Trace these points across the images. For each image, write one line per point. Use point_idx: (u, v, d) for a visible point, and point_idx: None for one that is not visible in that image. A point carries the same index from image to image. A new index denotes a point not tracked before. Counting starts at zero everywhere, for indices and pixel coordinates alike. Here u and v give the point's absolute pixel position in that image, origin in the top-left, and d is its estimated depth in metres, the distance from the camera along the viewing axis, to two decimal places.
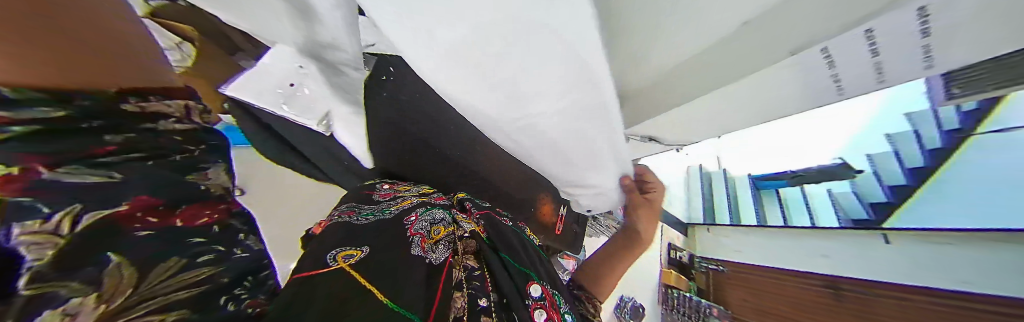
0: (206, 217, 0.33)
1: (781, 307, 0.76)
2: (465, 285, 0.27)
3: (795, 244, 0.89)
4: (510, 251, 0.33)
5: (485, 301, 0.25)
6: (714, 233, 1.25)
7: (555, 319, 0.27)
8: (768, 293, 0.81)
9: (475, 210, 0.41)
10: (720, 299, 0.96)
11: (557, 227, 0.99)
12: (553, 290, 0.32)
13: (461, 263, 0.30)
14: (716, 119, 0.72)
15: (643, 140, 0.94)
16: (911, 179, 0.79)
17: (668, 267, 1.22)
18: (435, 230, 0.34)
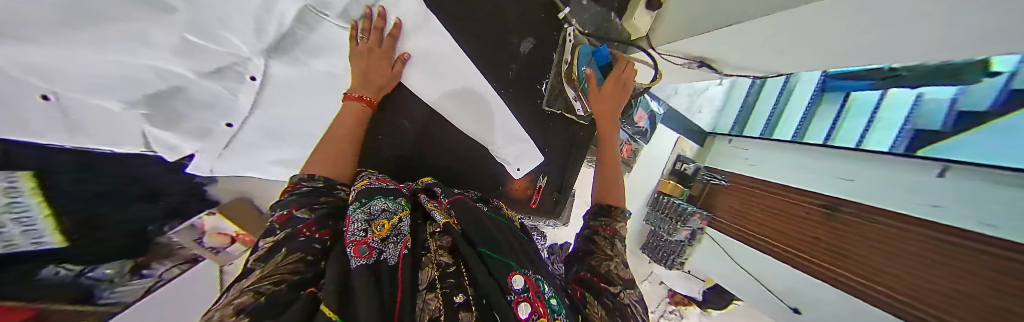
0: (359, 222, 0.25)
1: (771, 220, 0.83)
2: (438, 285, 0.25)
3: (793, 160, 0.84)
4: (488, 241, 0.30)
5: (461, 297, 0.23)
6: (735, 144, 1.07)
7: (540, 308, 0.23)
8: (763, 209, 0.87)
9: (447, 198, 0.40)
10: (707, 204, 1.08)
11: (533, 200, 0.82)
12: (537, 274, 0.29)
13: (432, 261, 0.29)
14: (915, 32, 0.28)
15: (689, 67, 0.62)
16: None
17: (667, 177, 1.19)
18: (376, 227, 0.25)
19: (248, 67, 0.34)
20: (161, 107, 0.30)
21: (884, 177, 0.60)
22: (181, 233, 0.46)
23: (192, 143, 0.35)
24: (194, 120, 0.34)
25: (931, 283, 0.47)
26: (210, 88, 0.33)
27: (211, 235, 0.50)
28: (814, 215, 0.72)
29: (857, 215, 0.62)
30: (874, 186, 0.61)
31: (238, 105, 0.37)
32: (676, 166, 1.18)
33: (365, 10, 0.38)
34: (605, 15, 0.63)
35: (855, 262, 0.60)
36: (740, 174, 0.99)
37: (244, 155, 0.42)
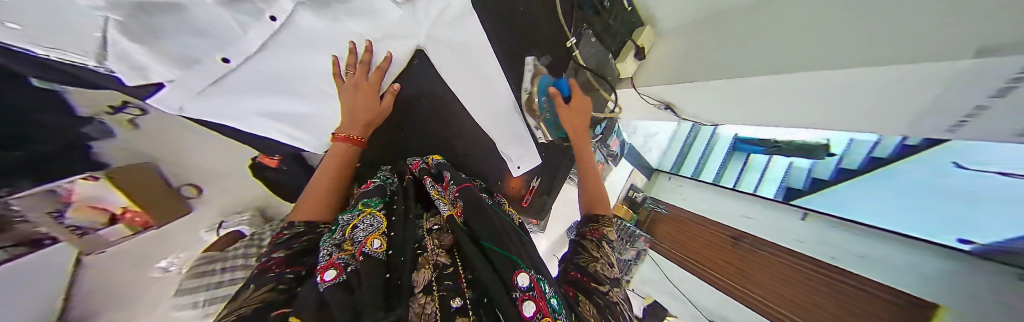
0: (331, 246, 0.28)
1: (693, 243, 0.94)
2: (437, 287, 0.28)
3: (725, 201, 0.94)
4: (493, 234, 0.33)
5: (458, 301, 0.26)
6: (674, 181, 1.23)
7: (544, 306, 0.25)
8: (685, 233, 0.99)
9: (455, 187, 0.45)
10: (650, 229, 1.16)
11: (524, 199, 0.85)
12: (538, 274, 0.30)
13: (430, 262, 0.32)
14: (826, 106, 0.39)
15: (659, 107, 0.75)
16: (867, 165, 0.67)
17: (620, 202, 1.26)
18: (357, 240, 0.29)
19: (272, 6, 0.32)
20: (143, 19, 0.25)
21: (770, 218, 0.76)
22: (24, 200, 0.30)
23: (170, 69, 0.31)
24: (174, 38, 0.28)
25: (812, 305, 0.57)
26: (218, 16, 0.29)
27: (78, 208, 0.36)
28: (722, 240, 0.85)
29: (756, 245, 0.75)
30: (767, 223, 0.76)
31: (241, 42, 0.33)
32: (630, 194, 1.29)
33: (350, 46, 0.41)
34: (604, 55, 0.70)
35: (751, 282, 0.71)
36: (679, 207, 1.09)
37: (228, 94, 0.38)
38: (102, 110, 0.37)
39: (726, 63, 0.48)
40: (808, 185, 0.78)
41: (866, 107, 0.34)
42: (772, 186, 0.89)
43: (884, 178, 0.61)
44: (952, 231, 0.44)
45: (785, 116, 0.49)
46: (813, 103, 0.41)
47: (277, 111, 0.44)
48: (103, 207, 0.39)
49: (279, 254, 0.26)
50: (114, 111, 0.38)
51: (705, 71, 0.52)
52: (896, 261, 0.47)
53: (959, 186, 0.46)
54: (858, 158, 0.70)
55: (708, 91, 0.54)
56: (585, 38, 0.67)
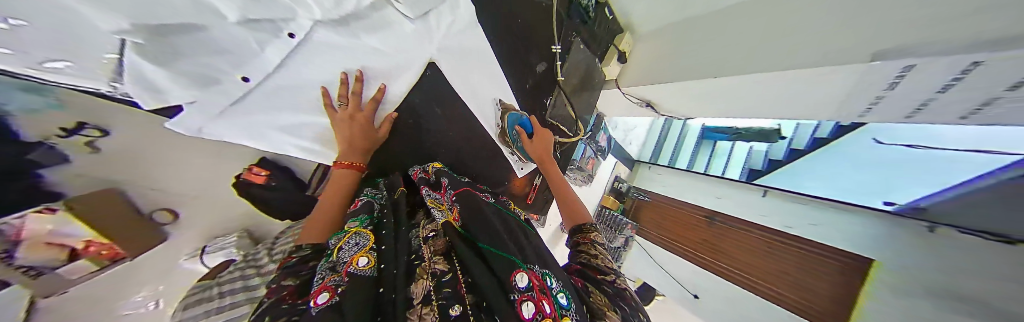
0: (330, 271, 0.25)
1: (675, 226, 0.97)
2: (435, 296, 0.24)
3: (696, 185, 0.98)
4: (492, 239, 0.31)
5: (458, 309, 0.23)
6: (653, 171, 1.27)
7: (545, 306, 0.23)
8: (667, 217, 1.02)
9: (452, 191, 0.43)
10: (636, 216, 1.18)
11: (530, 197, 0.87)
12: (543, 269, 0.28)
13: (428, 271, 0.29)
14: (782, 98, 0.45)
15: (641, 106, 0.81)
16: (812, 146, 0.79)
17: (608, 193, 1.30)
18: (354, 260, 0.26)
19: (291, 24, 0.32)
20: (160, 39, 0.24)
21: (737, 196, 0.82)
22: None
23: (188, 92, 0.29)
24: (190, 57, 0.27)
25: (785, 276, 0.62)
26: (238, 34, 0.29)
27: (31, 245, 0.32)
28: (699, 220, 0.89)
29: (727, 223, 0.81)
30: (734, 200, 0.82)
31: (259, 58, 0.32)
32: (614, 185, 1.33)
33: (341, 76, 0.41)
34: (592, 60, 0.73)
35: (730, 258, 0.76)
36: (659, 194, 1.13)
37: (248, 116, 0.37)
38: (53, 132, 0.33)
39: (696, 67, 0.54)
40: (767, 165, 0.89)
41: (811, 96, 0.40)
42: (737, 166, 0.98)
43: (827, 157, 0.71)
44: (880, 194, 0.53)
45: (747, 110, 0.56)
46: (768, 97, 0.47)
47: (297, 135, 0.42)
48: (63, 243, 0.34)
49: (284, 286, 0.22)
50: (68, 134, 0.35)
51: (683, 70, 0.57)
52: (839, 224, 0.55)
53: (887, 162, 0.57)
54: (806, 138, 0.83)
55: (693, 93, 0.58)
56: (574, 46, 0.71)
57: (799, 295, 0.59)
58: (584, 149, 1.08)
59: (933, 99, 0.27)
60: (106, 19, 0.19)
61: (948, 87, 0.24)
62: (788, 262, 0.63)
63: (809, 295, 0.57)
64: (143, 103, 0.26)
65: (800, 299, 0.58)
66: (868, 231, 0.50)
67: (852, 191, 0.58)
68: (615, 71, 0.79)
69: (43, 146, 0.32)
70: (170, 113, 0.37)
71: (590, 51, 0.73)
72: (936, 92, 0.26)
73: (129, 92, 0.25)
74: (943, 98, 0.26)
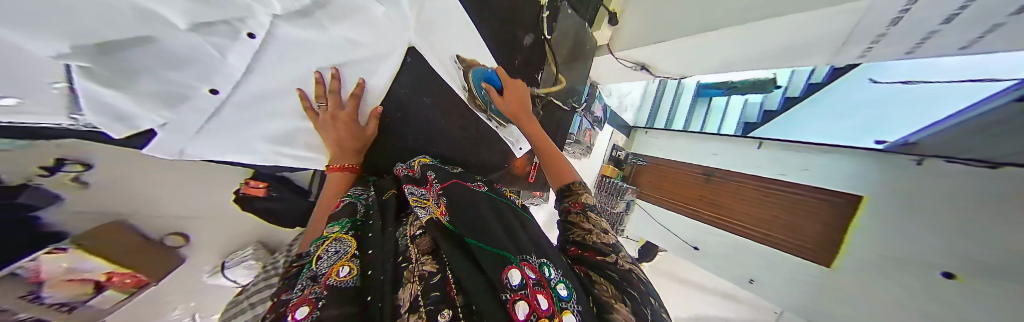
0: (307, 282, 0.23)
1: (678, 188, 0.96)
2: (423, 303, 0.20)
3: (696, 145, 0.98)
4: (477, 232, 0.27)
5: (446, 314, 0.19)
6: (651, 135, 1.26)
7: (540, 303, 0.19)
8: (668, 179, 1.02)
9: (439, 184, 0.39)
10: (636, 182, 1.19)
11: (533, 177, 0.91)
12: (541, 259, 0.25)
13: (415, 273, 0.26)
14: (783, 45, 0.43)
15: (635, 69, 0.78)
16: (806, 92, 0.78)
17: (605, 163, 1.30)
18: (332, 267, 0.24)
19: (248, 22, 0.27)
20: (109, 62, 0.21)
21: (733, 151, 0.83)
22: None
23: (157, 114, 0.28)
24: (151, 78, 0.24)
25: (787, 222, 0.62)
26: (193, 44, 0.24)
27: (53, 284, 0.33)
28: (699, 179, 0.89)
29: (723, 177, 0.82)
30: (731, 155, 0.83)
31: (222, 66, 0.29)
32: (612, 153, 1.31)
33: (314, 76, 0.38)
34: (581, 25, 0.70)
35: (737, 211, 0.75)
36: (658, 158, 1.13)
37: (227, 131, 0.36)
38: (33, 172, 0.32)
39: (698, 17, 0.50)
40: (762, 116, 0.88)
41: (808, 38, 0.39)
42: (732, 122, 0.97)
43: (825, 99, 0.70)
44: (873, 132, 0.53)
45: (741, 62, 0.55)
46: (770, 47, 0.45)
47: (278, 145, 0.43)
48: (82, 277, 0.35)
49: (281, 297, 0.22)
50: (49, 172, 0.33)
51: (676, 29, 0.54)
52: (830, 167, 0.56)
53: (879, 100, 0.57)
54: (800, 87, 0.81)
55: (683, 51, 0.58)
56: (562, 11, 0.68)
57: (790, 236, 0.61)
58: (579, 122, 1.08)
59: (937, 31, 0.27)
60: (39, 47, 0.16)
61: (952, 16, 0.23)
62: (790, 208, 0.62)
63: (810, 238, 0.57)
64: (112, 131, 0.26)
65: (800, 243, 0.58)
66: (855, 170, 0.52)
67: (845, 133, 0.59)
68: (606, 35, 0.75)
69: (33, 188, 0.32)
70: (143, 143, 0.32)
71: (578, 15, 0.69)
72: (939, 24, 0.25)
73: (93, 123, 0.25)
74: (946, 30, 0.26)
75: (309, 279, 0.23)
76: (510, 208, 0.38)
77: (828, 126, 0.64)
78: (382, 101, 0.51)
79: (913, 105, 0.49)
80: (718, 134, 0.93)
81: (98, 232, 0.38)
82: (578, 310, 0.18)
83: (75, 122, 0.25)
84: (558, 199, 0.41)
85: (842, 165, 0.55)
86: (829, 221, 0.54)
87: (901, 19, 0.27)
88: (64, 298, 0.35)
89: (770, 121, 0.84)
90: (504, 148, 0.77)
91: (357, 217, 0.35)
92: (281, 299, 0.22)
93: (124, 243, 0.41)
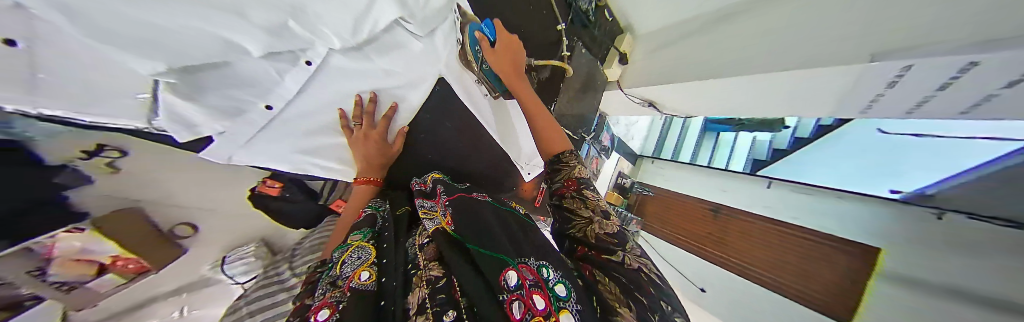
0: (326, 284, 0.25)
1: (685, 222, 0.94)
2: (429, 305, 0.22)
3: (704, 179, 0.96)
4: (479, 237, 0.28)
5: (451, 314, 0.20)
6: (656, 164, 1.25)
7: (536, 301, 0.19)
8: (674, 211, 1.00)
9: (446, 196, 0.39)
10: (641, 212, 1.15)
11: (539, 199, 0.91)
12: (539, 261, 0.24)
13: (423, 277, 0.27)
14: (787, 98, 0.45)
15: (643, 105, 0.81)
16: (815, 133, 0.78)
17: (610, 190, 1.27)
18: (354, 268, 0.26)
19: (308, 52, 0.32)
20: (190, 78, 0.25)
21: (743, 188, 0.81)
22: (6, 260, 0.28)
23: (218, 124, 0.31)
24: (219, 92, 0.28)
25: (796, 267, 0.60)
26: (260, 67, 0.30)
27: (62, 263, 0.34)
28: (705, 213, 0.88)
29: (732, 214, 0.80)
30: (741, 191, 0.81)
31: (279, 87, 0.33)
32: (618, 180, 1.28)
33: (355, 98, 0.41)
34: (593, 63, 0.75)
35: (744, 250, 0.72)
36: (666, 189, 1.09)
37: (268, 142, 0.39)
38: (74, 155, 0.34)
39: (703, 66, 0.54)
40: (772, 154, 0.88)
41: (811, 95, 0.41)
42: (741, 157, 0.96)
43: (838, 143, 0.70)
44: (889, 182, 0.52)
45: (747, 110, 0.57)
46: (778, 99, 0.47)
47: (313, 159, 0.45)
48: (91, 259, 0.37)
49: (302, 297, 0.24)
50: (89, 156, 0.35)
51: (685, 71, 0.58)
52: (845, 216, 0.55)
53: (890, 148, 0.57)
54: (810, 127, 0.81)
55: (704, 96, 0.59)
56: (576, 50, 0.72)
57: (801, 282, 0.59)
58: (587, 149, 1.09)
59: (933, 96, 0.28)
60: (140, 63, 0.20)
61: (947, 84, 0.25)
62: (801, 251, 0.60)
63: (822, 286, 0.54)
64: (179, 136, 0.29)
65: (810, 290, 0.56)
66: (870, 220, 0.50)
67: (858, 180, 0.58)
68: (616, 73, 0.80)
69: (68, 168, 0.33)
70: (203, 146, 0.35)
71: (591, 55, 0.75)
72: (934, 91, 0.27)
73: (166, 127, 0.28)
74: (942, 96, 0.27)
75: (331, 280, 0.25)
76: (514, 216, 0.37)
77: (839, 170, 0.63)
78: (410, 121, 0.54)
79: (928, 159, 0.49)
80: (725, 170, 0.92)
81: (122, 213, 0.40)
82: (578, 310, 0.18)
83: (150, 127, 0.28)
84: (551, 174, 0.40)
85: (856, 216, 0.53)
86: (842, 270, 0.52)
87: (899, 82, 0.29)
88: (58, 282, 0.35)
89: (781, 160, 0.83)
90: (512, 168, 0.78)
91: (376, 223, 0.37)
92: (300, 299, 0.24)
93: (141, 229, 0.43)
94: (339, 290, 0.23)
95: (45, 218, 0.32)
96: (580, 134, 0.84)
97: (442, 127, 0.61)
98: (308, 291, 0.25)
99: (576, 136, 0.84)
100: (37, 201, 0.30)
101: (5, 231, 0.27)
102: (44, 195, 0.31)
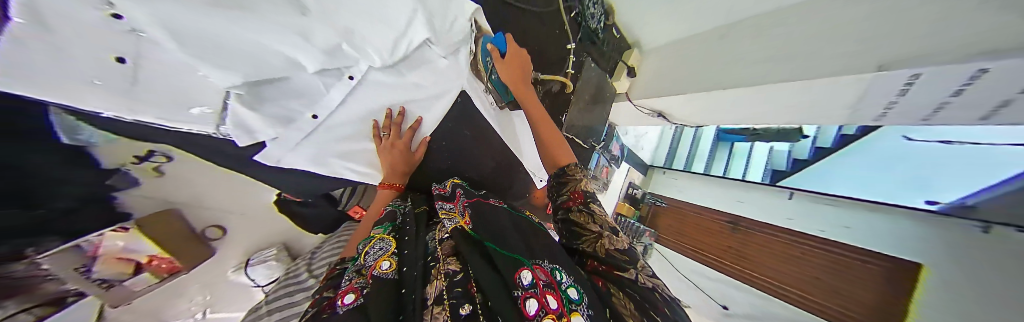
0: (350, 275, 0.26)
1: (700, 232, 0.90)
2: (447, 297, 0.22)
3: (719, 190, 0.94)
4: (495, 236, 0.28)
5: (468, 307, 0.21)
6: (668, 175, 1.23)
7: (548, 301, 0.20)
8: (689, 223, 0.96)
9: (466, 199, 0.40)
10: (653, 222, 1.12)
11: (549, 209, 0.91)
12: (552, 264, 0.24)
13: (443, 270, 0.27)
14: (798, 107, 0.45)
15: (652, 116, 0.81)
16: (838, 143, 0.76)
17: (622, 200, 1.25)
18: (376, 259, 0.27)
19: (351, 68, 0.35)
20: (255, 89, 0.28)
21: (761, 198, 0.79)
22: (54, 257, 0.30)
23: (273, 130, 0.33)
24: (275, 103, 0.31)
25: (821, 281, 0.55)
26: (310, 80, 0.33)
27: (105, 261, 0.37)
28: (721, 226, 0.84)
29: (750, 228, 0.76)
30: (759, 201, 0.79)
31: (325, 99, 0.36)
32: (629, 191, 1.28)
33: (387, 111, 0.45)
34: (603, 76, 0.78)
35: (762, 262, 0.68)
36: (679, 200, 1.07)
37: (316, 147, 0.42)
38: (128, 160, 0.36)
39: (711, 79, 0.55)
40: (791, 166, 0.84)
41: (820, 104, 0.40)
42: (759, 169, 0.92)
43: (856, 153, 0.69)
44: (923, 193, 0.49)
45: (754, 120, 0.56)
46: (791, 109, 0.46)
47: (345, 167, 0.48)
48: (129, 257, 0.39)
49: (326, 289, 0.25)
50: (139, 161, 0.38)
51: (692, 82, 0.59)
52: (877, 227, 0.51)
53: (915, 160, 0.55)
54: (831, 136, 0.79)
55: (713, 107, 0.59)
56: (586, 64, 0.76)
57: (823, 296, 0.54)
58: (598, 159, 1.10)
59: (947, 103, 0.27)
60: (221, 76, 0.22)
61: (961, 89, 0.24)
62: (825, 263, 0.56)
63: (849, 302, 0.49)
64: (240, 140, 0.31)
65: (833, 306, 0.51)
66: (902, 231, 0.47)
67: (886, 188, 0.55)
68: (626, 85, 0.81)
69: (119, 172, 0.36)
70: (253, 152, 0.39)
71: (602, 70, 0.78)
72: (947, 96, 0.26)
73: (230, 132, 0.30)
74: (956, 102, 0.26)
75: (358, 270, 0.27)
76: (528, 222, 0.36)
77: (865, 180, 0.60)
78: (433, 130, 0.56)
79: (961, 167, 0.47)
80: (743, 181, 0.89)
81: (162, 213, 0.44)
82: (589, 313, 0.18)
83: (217, 132, 0.30)
84: (556, 188, 0.40)
85: (884, 232, 0.50)
86: (871, 284, 0.47)
87: (911, 87, 0.28)
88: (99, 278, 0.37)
89: (802, 170, 0.79)
90: (523, 176, 0.79)
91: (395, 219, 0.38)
92: (326, 288, 0.25)
93: (177, 229, 0.45)
94: (364, 280, 0.24)
95: (94, 216, 0.35)
96: (590, 143, 0.85)
97: (456, 137, 0.62)
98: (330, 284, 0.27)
99: (586, 146, 0.85)
100: (92, 199, 0.33)
101: (55, 226, 0.30)
102: (98, 194, 0.34)
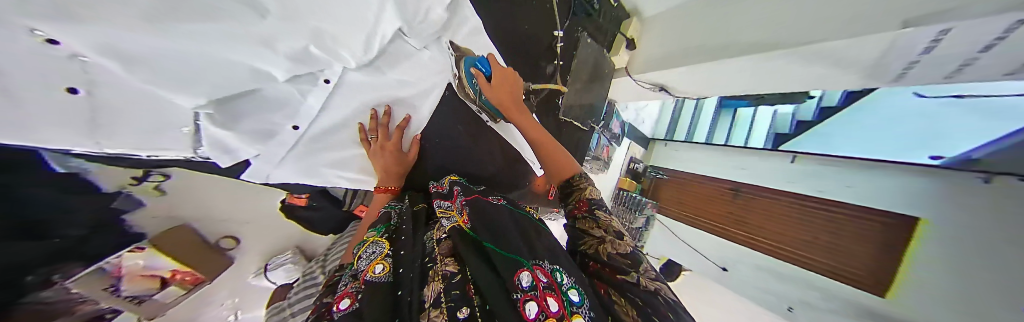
0: (351, 281, 0.27)
1: (703, 202, 0.91)
2: (444, 299, 0.23)
3: (720, 158, 0.94)
4: (495, 236, 0.28)
5: (465, 311, 0.21)
6: (669, 146, 1.22)
7: (550, 304, 0.20)
8: (692, 194, 0.96)
9: (462, 197, 0.40)
10: (655, 196, 1.14)
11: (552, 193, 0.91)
12: (553, 264, 0.25)
13: (439, 272, 0.28)
14: (810, 72, 0.42)
15: (655, 90, 0.78)
16: (846, 101, 0.73)
17: (625, 176, 1.25)
18: (373, 264, 0.28)
19: (326, 71, 0.33)
20: (226, 107, 0.27)
21: (761, 165, 0.78)
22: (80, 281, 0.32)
23: (253, 148, 0.33)
24: (251, 118, 0.30)
25: (825, 246, 0.57)
26: (285, 90, 0.31)
27: (130, 279, 0.39)
28: (724, 194, 0.85)
29: (756, 193, 0.76)
30: (759, 168, 0.78)
31: (304, 107, 0.34)
32: (630, 166, 1.27)
33: (371, 112, 0.44)
34: (600, 51, 0.73)
35: (763, 229, 0.70)
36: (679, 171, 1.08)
37: (306, 156, 0.42)
38: (126, 181, 0.36)
39: (718, 47, 0.51)
40: (794, 127, 0.83)
41: (834, 66, 0.38)
42: (761, 132, 0.91)
43: (862, 111, 0.66)
44: (926, 149, 0.48)
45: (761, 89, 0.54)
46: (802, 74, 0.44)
47: (338, 173, 0.47)
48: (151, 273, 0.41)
49: (327, 293, 0.27)
50: (138, 181, 0.37)
51: (698, 52, 0.55)
52: (876, 186, 0.51)
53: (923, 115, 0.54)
54: (838, 94, 0.75)
55: (717, 77, 0.56)
56: (581, 39, 0.71)
57: (829, 259, 0.55)
58: (598, 139, 1.08)
59: (974, 59, 0.25)
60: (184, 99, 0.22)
61: (993, 44, 0.22)
62: (824, 228, 0.58)
63: (854, 265, 0.51)
64: (222, 162, 0.31)
65: (838, 271, 0.53)
66: (903, 189, 0.47)
67: (890, 146, 0.55)
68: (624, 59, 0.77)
69: (119, 194, 0.36)
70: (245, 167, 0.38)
71: (598, 44, 0.73)
72: (978, 51, 0.24)
73: (209, 155, 0.30)
74: (985, 57, 0.24)
75: (355, 275, 0.28)
76: (527, 220, 0.35)
77: (869, 139, 0.59)
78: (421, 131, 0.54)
79: (970, 120, 0.46)
80: (744, 147, 0.88)
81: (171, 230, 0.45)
82: (590, 316, 0.20)
83: (196, 156, 0.30)
84: (563, 198, 0.40)
85: (887, 189, 0.50)
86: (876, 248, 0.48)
87: (937, 45, 0.26)
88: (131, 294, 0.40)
89: (805, 132, 0.77)
90: (524, 163, 0.78)
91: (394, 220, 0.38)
92: (328, 292, 0.27)
93: (192, 243, 0.47)
94: (364, 284, 0.25)
95: (108, 239, 0.35)
96: (590, 123, 0.82)
97: (452, 129, 0.61)
98: (332, 288, 0.28)
99: (586, 127, 0.83)
100: (101, 224, 0.34)
101: (77, 253, 0.30)
102: (106, 219, 0.35)
